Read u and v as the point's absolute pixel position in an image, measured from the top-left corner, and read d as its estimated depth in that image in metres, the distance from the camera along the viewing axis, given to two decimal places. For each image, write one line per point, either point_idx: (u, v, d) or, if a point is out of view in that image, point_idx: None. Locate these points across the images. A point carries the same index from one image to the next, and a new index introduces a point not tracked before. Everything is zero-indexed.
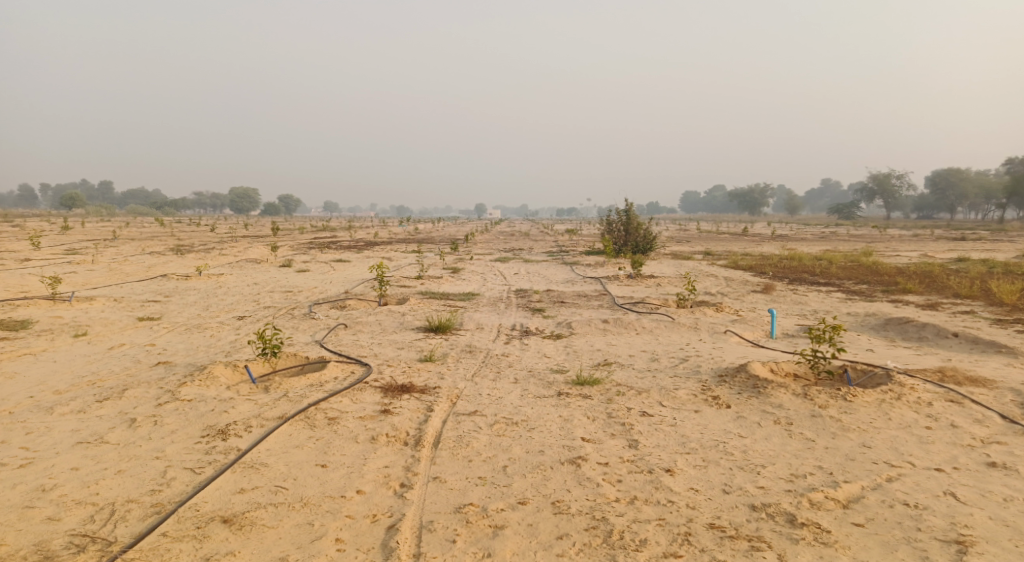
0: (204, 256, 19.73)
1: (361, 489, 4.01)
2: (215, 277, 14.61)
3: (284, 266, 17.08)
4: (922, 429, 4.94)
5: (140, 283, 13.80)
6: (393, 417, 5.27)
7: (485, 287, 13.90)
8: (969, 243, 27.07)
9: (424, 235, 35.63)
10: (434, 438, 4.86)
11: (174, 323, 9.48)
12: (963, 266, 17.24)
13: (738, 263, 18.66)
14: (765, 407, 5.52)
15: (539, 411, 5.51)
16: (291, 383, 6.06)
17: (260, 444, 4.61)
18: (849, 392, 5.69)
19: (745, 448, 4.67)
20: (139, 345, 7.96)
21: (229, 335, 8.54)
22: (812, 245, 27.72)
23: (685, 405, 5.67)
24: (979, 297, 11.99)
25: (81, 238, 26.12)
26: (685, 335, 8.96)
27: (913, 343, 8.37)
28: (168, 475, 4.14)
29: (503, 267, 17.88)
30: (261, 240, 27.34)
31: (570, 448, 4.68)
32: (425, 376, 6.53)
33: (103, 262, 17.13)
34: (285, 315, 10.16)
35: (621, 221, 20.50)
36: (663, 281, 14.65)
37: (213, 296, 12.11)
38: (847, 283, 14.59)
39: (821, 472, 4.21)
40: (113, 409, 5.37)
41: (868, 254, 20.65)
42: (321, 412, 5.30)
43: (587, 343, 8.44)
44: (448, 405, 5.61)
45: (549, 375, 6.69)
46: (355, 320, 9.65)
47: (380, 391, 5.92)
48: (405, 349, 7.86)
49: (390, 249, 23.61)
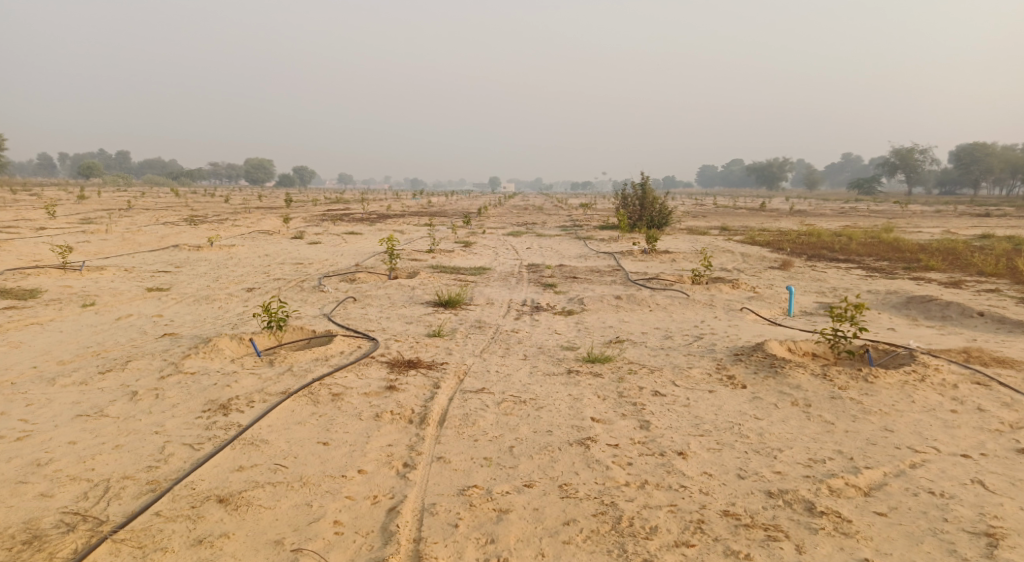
0: (217, 226, 19.72)
1: (362, 469, 3.89)
2: (226, 249, 14.54)
3: (296, 238, 17.01)
4: (947, 413, 4.72)
5: (152, 253, 13.78)
6: (398, 393, 5.14)
7: (497, 261, 13.70)
8: (995, 219, 26.32)
9: (437, 208, 35.41)
10: (439, 416, 4.73)
11: (183, 294, 9.42)
12: (988, 242, 16.71)
13: (755, 239, 18.26)
14: (782, 388, 5.32)
15: (548, 390, 5.35)
16: (297, 356, 5.96)
17: (261, 419, 4.51)
18: (870, 373, 5.46)
19: (761, 431, 4.49)
20: (146, 316, 7.91)
21: (237, 307, 8.47)
22: (832, 221, 27.12)
23: (699, 385, 5.48)
24: (1006, 275, 11.57)
25: (96, 207, 26.23)
26: (700, 311, 8.75)
27: (936, 322, 8.07)
28: (166, 451, 4.05)
29: (515, 241, 17.66)
30: (274, 211, 27.34)
31: (579, 429, 4.52)
32: (432, 351, 6.39)
33: (117, 233, 17.13)
34: (294, 287, 10.07)
35: (636, 195, 20.10)
36: (678, 256, 14.34)
37: (223, 267, 12.05)
38: (868, 260, 14.20)
39: (841, 457, 4.02)
40: (115, 381, 5.30)
41: (889, 230, 20.13)
42: (325, 387, 5.19)
43: (599, 320, 8.25)
44: (455, 382, 5.48)
45: (559, 352, 6.53)
46: (364, 294, 9.52)
47: (386, 367, 5.80)
48: (413, 323, 7.73)
49: (403, 221, 23.47)
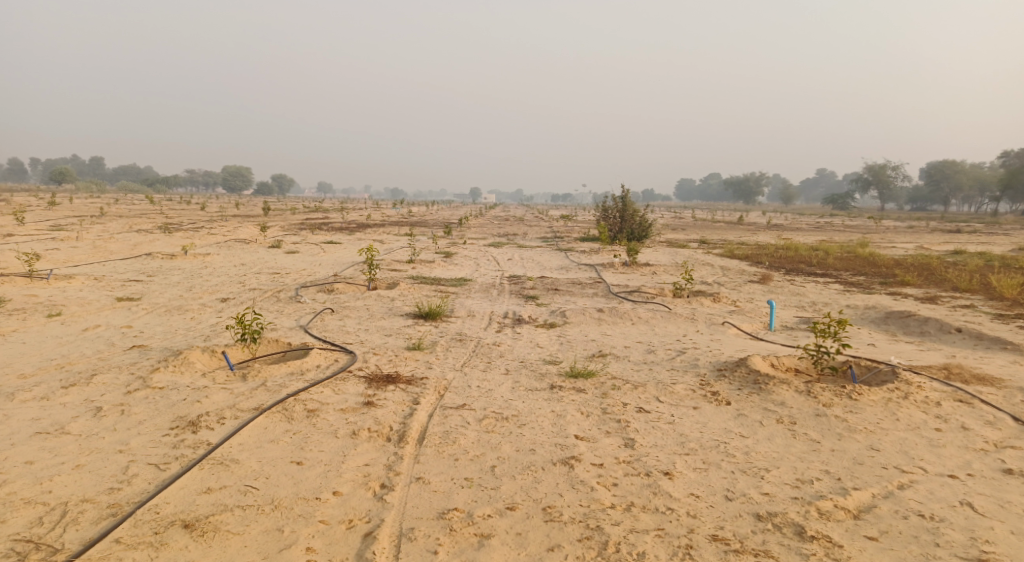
0: (192, 234, 19.30)
1: (338, 491, 3.73)
2: (201, 257, 14.21)
3: (273, 247, 16.71)
4: (931, 431, 4.71)
5: (123, 261, 13.40)
6: (376, 410, 4.98)
7: (478, 272, 13.58)
8: (965, 236, 26.94)
9: (417, 218, 35.13)
10: (419, 434, 4.58)
11: (154, 304, 9.13)
12: (960, 259, 17.04)
13: (734, 252, 18.40)
14: (766, 405, 5.27)
15: (531, 406, 5.23)
16: (271, 370, 5.76)
17: (232, 437, 4.31)
18: (854, 390, 5.45)
19: (747, 449, 4.42)
20: (114, 327, 7.62)
21: (211, 318, 8.21)
22: (810, 234, 27.52)
23: (683, 402, 5.41)
24: (980, 291, 11.77)
25: (67, 214, 25.50)
26: (682, 325, 8.72)
27: (915, 338, 8.14)
28: (129, 471, 3.84)
29: (497, 252, 17.56)
30: (252, 219, 26.92)
31: (562, 448, 4.41)
32: (412, 365, 6.24)
33: (88, 240, 16.65)
34: (270, 298, 9.84)
35: (617, 207, 20.17)
36: (659, 269, 14.36)
37: (197, 277, 11.73)
38: (846, 274, 14.37)
39: (829, 477, 3.98)
40: (78, 396, 5.05)
41: (865, 244, 20.47)
42: (300, 403, 5.00)
43: (582, 333, 8.17)
44: (435, 398, 5.33)
45: (541, 366, 6.42)
46: (343, 305, 9.32)
47: (364, 382, 5.63)
48: (392, 336, 7.56)
49: (383, 231, 23.26)
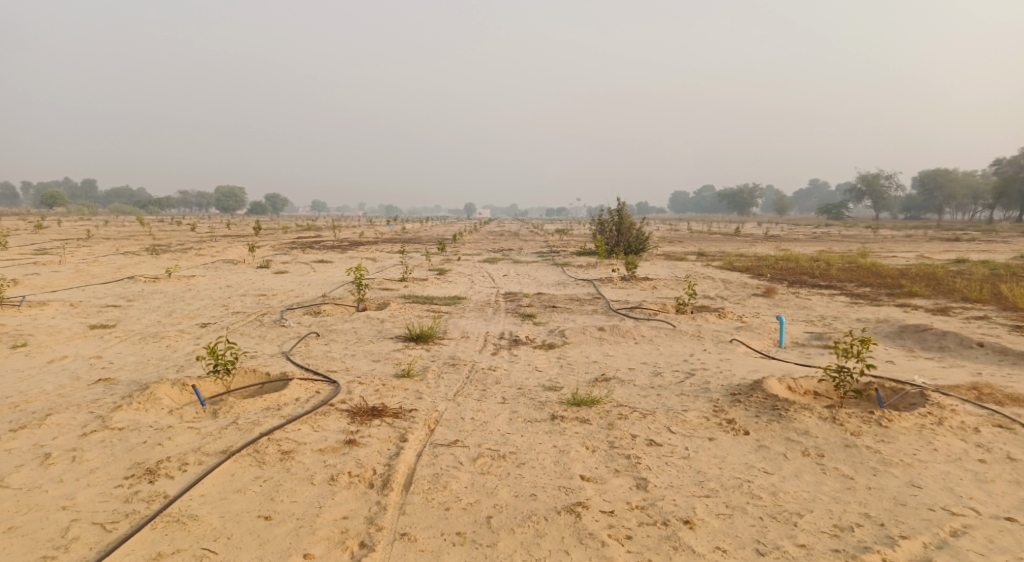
0: (179, 255, 18.82)
1: (310, 553, 3.25)
2: (186, 280, 13.68)
3: (262, 267, 16.23)
4: (975, 463, 4.25)
5: (104, 285, 12.87)
6: (359, 449, 4.49)
7: (473, 289, 13.12)
8: (963, 243, 26.77)
9: (410, 235, 34.47)
10: (405, 478, 4.09)
11: (129, 331, 8.61)
12: (964, 267, 16.65)
13: (734, 264, 18.04)
14: (789, 435, 4.79)
15: (530, 441, 4.74)
16: (245, 406, 5.24)
17: (193, 489, 3.81)
18: (883, 416, 4.97)
19: (774, 489, 3.94)
20: (82, 358, 7.11)
21: (188, 346, 7.70)
22: (807, 245, 27.23)
23: (697, 432, 4.93)
24: (991, 301, 11.35)
25: (53, 236, 24.96)
26: (688, 344, 8.26)
27: (934, 353, 7.68)
28: (69, 534, 3.34)
29: (491, 268, 17.11)
30: (243, 239, 26.39)
31: (567, 491, 3.93)
32: (400, 396, 5.73)
33: (71, 263, 16.13)
34: (253, 322, 9.32)
35: (614, 221, 19.80)
36: (659, 283, 13.92)
37: (179, 301, 11.22)
38: (850, 286, 13.94)
39: (870, 523, 3.54)
40: (27, 440, 4.53)
41: (865, 254, 20.10)
42: (274, 443, 4.49)
43: (582, 355, 7.69)
44: (425, 433, 4.83)
45: (541, 394, 5.92)
46: (330, 328, 8.83)
47: (347, 416, 5.12)
48: (381, 361, 7.06)
49: (376, 249, 22.81)
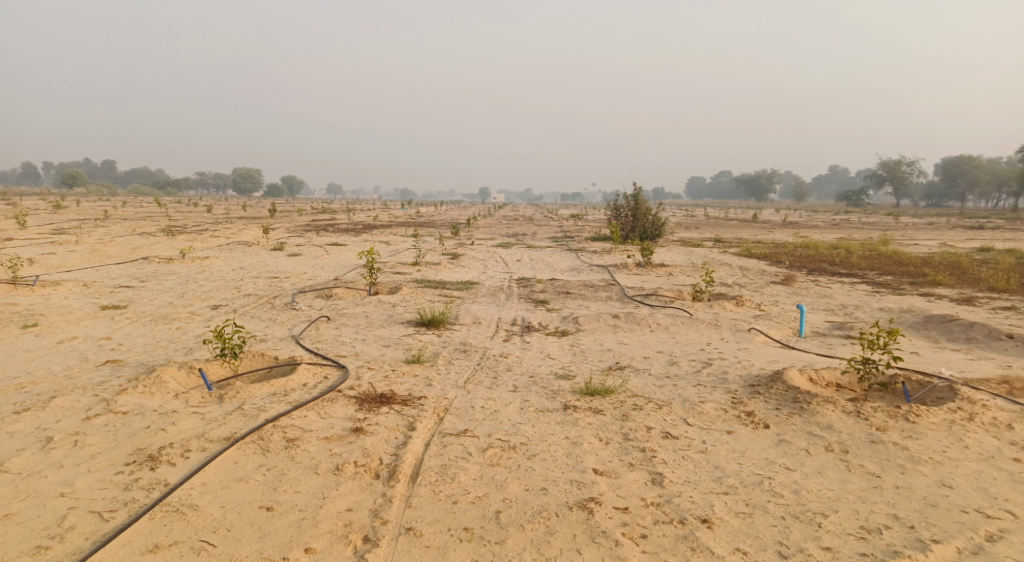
0: (193, 237, 18.85)
1: (311, 547, 3.15)
2: (199, 261, 13.66)
3: (275, 249, 16.19)
4: (1010, 462, 4.02)
5: (118, 266, 12.88)
6: (366, 438, 4.37)
7: (485, 274, 12.96)
8: (988, 231, 25.99)
9: (425, 219, 34.37)
10: (412, 468, 3.97)
11: (140, 313, 8.57)
12: (990, 256, 16.15)
13: (751, 251, 17.67)
14: (812, 429, 4.59)
15: (541, 431, 4.59)
16: (251, 391, 5.15)
17: (195, 478, 3.72)
18: (911, 411, 4.75)
19: (797, 487, 3.76)
20: (92, 339, 7.06)
21: (197, 329, 7.63)
22: (826, 232, 26.71)
23: (715, 425, 4.75)
24: (1019, 291, 10.97)
25: (71, 217, 25.16)
26: (705, 332, 8.06)
27: (962, 345, 7.40)
28: (66, 523, 3.26)
29: (505, 253, 16.93)
30: (257, 221, 26.42)
31: (580, 485, 3.78)
32: (409, 382, 5.60)
33: (87, 243, 16.21)
34: (264, 304, 9.25)
35: (629, 206, 19.50)
36: (675, 270, 13.66)
37: (191, 282, 11.19)
38: (872, 274, 13.57)
39: (900, 525, 3.36)
40: (30, 423, 4.47)
41: (886, 242, 19.62)
42: (278, 430, 4.39)
43: (596, 342, 7.52)
44: (433, 422, 4.71)
45: (553, 382, 5.77)
46: (340, 312, 8.72)
47: (354, 403, 5.01)
48: (391, 347, 6.94)
49: (390, 232, 22.70)
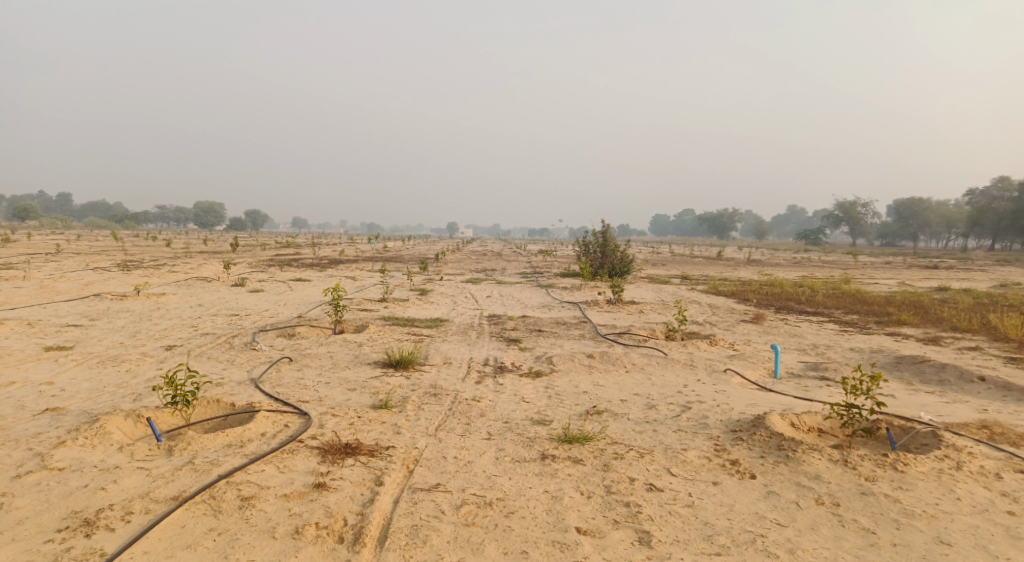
0: (149, 272, 18.11)
1: None
2: (154, 298, 13.02)
3: (237, 285, 15.62)
4: (1004, 515, 3.91)
5: (67, 303, 12.18)
6: (330, 495, 4.02)
7: (455, 311, 12.67)
8: (941, 272, 26.87)
9: (392, 253, 34.02)
10: (379, 531, 3.64)
11: (87, 354, 8.01)
12: (948, 296, 16.59)
13: (719, 289, 17.82)
14: (800, 479, 4.42)
15: (519, 485, 4.31)
16: (204, 442, 4.74)
17: (136, 547, 3.34)
18: (898, 460, 4.63)
19: (791, 547, 3.57)
20: (31, 385, 6.51)
21: (149, 372, 7.13)
22: (789, 270, 27.30)
23: (701, 475, 4.54)
24: (980, 331, 11.18)
25: (19, 251, 23.99)
26: (681, 373, 7.92)
27: (935, 387, 7.40)
28: None
29: (473, 289, 16.69)
30: (219, 256, 25.68)
31: (563, 548, 3.52)
32: (376, 431, 5.25)
33: (35, 279, 15.39)
34: (222, 345, 8.77)
35: (598, 242, 19.56)
36: (646, 308, 13.61)
37: (145, 321, 10.61)
38: (838, 313, 13.75)
39: None
40: None
41: (848, 280, 20.08)
42: (233, 487, 4.00)
43: (571, 384, 7.29)
44: (402, 476, 4.38)
45: (529, 429, 5.49)
46: (304, 352, 8.32)
47: (317, 455, 4.65)
48: (357, 390, 6.57)
49: (356, 268, 22.21)
